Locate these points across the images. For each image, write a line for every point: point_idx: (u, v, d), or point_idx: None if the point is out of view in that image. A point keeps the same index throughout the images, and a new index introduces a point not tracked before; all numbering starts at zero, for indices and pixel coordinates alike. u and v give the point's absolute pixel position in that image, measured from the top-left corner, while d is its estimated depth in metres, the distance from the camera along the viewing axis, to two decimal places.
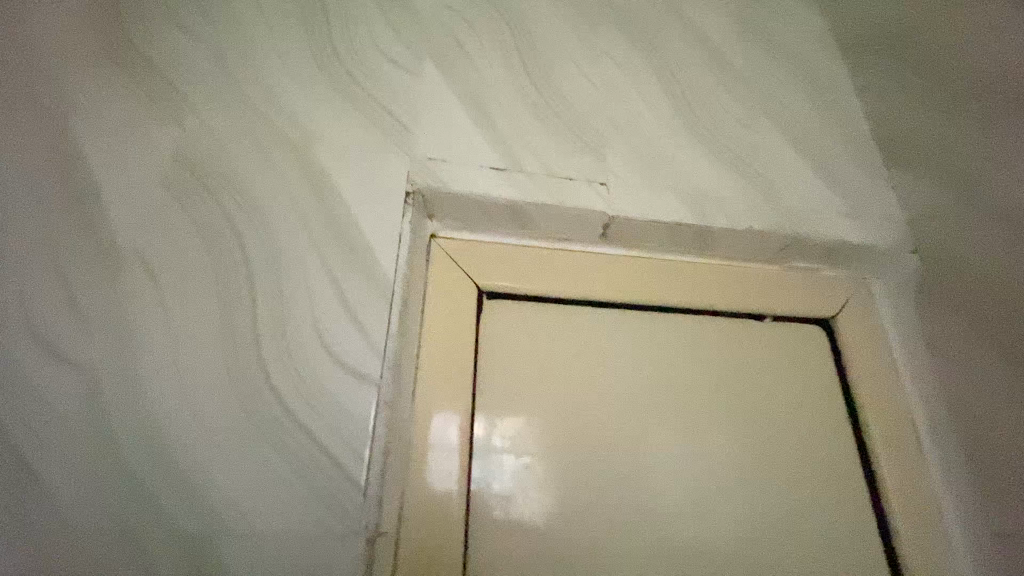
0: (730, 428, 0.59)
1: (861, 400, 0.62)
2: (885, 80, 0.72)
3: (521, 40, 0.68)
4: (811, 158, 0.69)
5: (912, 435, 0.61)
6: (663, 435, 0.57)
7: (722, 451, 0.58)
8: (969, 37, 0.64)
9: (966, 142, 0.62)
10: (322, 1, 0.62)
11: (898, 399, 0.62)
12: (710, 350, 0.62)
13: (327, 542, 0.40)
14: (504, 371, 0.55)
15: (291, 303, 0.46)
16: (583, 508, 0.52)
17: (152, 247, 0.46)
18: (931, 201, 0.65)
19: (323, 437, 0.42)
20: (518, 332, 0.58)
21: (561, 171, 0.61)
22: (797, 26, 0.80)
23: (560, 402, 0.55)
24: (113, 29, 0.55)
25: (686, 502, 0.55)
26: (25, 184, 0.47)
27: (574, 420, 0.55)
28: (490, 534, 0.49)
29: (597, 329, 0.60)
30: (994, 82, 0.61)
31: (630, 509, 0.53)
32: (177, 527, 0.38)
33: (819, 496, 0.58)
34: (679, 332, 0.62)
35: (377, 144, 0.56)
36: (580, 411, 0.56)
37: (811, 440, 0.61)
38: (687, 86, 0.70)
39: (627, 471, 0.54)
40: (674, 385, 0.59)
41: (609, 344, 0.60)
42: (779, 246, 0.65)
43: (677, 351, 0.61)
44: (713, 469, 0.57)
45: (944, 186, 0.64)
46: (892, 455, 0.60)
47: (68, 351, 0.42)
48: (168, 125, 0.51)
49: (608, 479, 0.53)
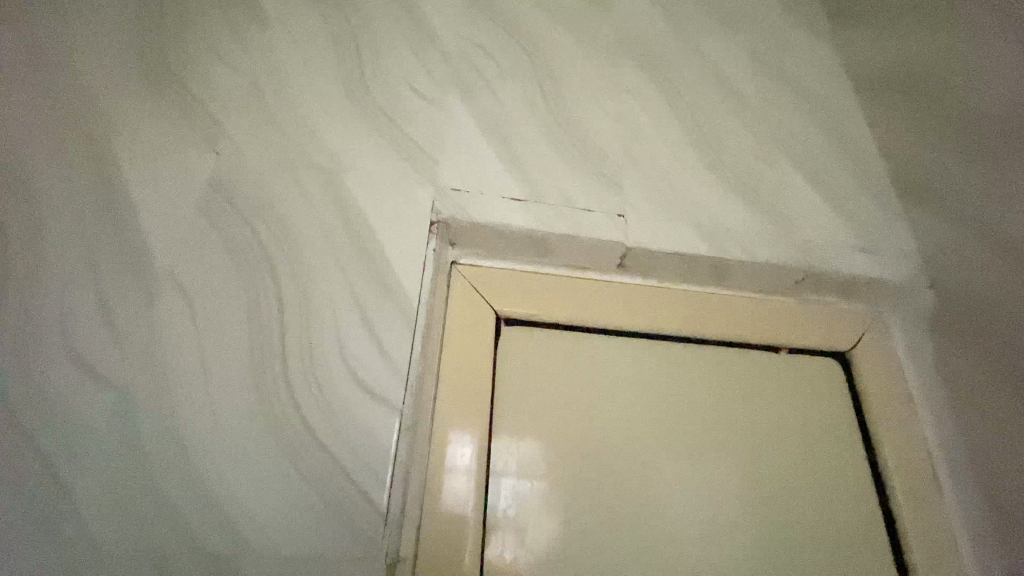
0: (741, 458, 0.60)
1: (877, 431, 0.63)
2: (901, 120, 0.75)
3: (542, 73, 0.71)
4: (823, 192, 0.72)
5: (928, 467, 0.61)
6: (675, 459, 0.58)
7: (732, 482, 0.58)
8: (986, 71, 0.64)
9: (981, 178, 0.63)
10: (355, 38, 0.67)
11: (914, 430, 0.63)
12: (724, 377, 0.63)
13: (345, 551, 0.42)
14: (521, 393, 0.58)
15: (320, 328, 0.50)
16: (593, 528, 0.53)
17: (188, 269, 0.50)
18: (947, 238, 0.67)
19: (346, 458, 0.45)
20: (535, 358, 0.60)
21: (580, 203, 0.63)
22: (812, 67, 0.83)
23: (575, 425, 0.57)
24: (160, 66, 0.59)
25: (696, 526, 0.56)
26: (71, 206, 0.51)
27: (587, 445, 0.57)
28: (501, 550, 0.51)
29: (611, 357, 0.62)
30: (1010, 117, 0.61)
31: (637, 535, 0.54)
32: (205, 542, 0.41)
33: (828, 527, 0.58)
34: (693, 361, 0.64)
35: (403, 176, 0.59)
36: (594, 434, 0.57)
37: (823, 474, 0.61)
38: (703, 120, 0.73)
39: (638, 493, 0.56)
40: (688, 411, 0.61)
41: (624, 370, 0.61)
42: (795, 278, 0.66)
43: (691, 378, 0.63)
44: (724, 495, 0.58)
45: (959, 223, 0.66)
46: (907, 487, 0.60)
47: (110, 371, 0.45)
48: (208, 158, 0.55)
49: (619, 500, 0.55)
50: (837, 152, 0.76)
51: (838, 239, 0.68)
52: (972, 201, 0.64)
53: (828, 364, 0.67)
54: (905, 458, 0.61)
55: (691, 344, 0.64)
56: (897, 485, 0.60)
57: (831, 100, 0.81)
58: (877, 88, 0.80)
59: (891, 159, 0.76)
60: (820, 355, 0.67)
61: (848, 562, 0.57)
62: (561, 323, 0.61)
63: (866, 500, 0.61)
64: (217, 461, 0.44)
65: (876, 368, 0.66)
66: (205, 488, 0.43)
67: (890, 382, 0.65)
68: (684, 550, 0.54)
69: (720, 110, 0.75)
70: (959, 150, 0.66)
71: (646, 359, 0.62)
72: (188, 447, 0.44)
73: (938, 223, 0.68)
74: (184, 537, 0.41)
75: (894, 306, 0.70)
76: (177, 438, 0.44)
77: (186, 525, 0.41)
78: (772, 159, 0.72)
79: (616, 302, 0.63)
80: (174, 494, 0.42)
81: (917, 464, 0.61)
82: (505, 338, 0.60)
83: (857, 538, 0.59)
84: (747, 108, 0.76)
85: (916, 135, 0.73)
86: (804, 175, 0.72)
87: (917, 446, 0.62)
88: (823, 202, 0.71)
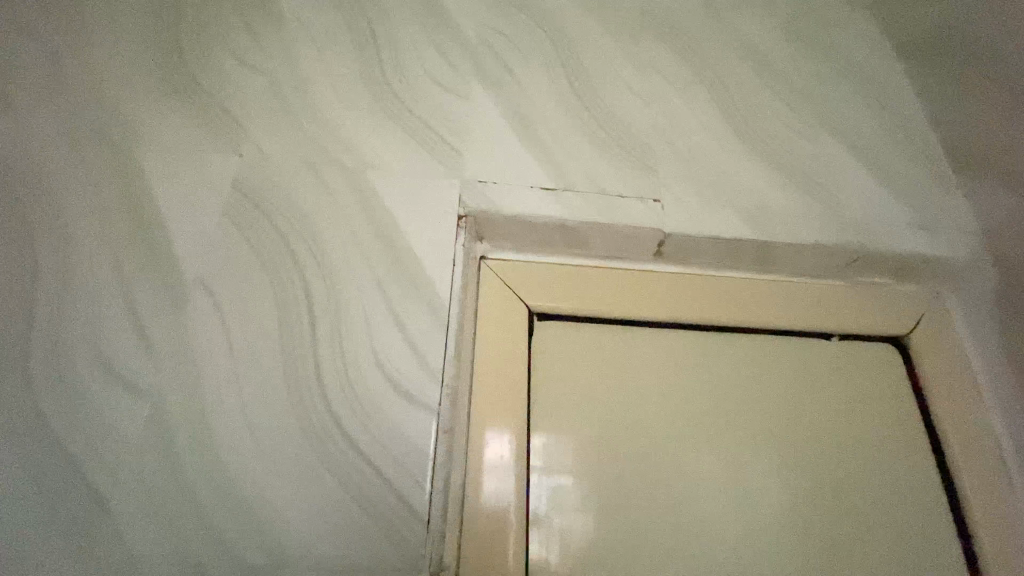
0: (793, 451, 0.56)
1: (940, 419, 0.59)
2: (952, 84, 0.70)
3: (566, 55, 0.68)
4: (870, 166, 0.67)
5: (999, 455, 0.57)
6: (723, 453, 0.55)
7: (785, 476, 0.55)
8: None
9: None
10: (373, 30, 0.65)
11: (981, 416, 0.59)
12: (772, 366, 0.60)
13: (386, 563, 0.41)
14: (558, 390, 0.55)
15: (352, 330, 0.48)
16: (639, 528, 0.51)
17: (215, 273, 0.49)
18: (1011, 211, 0.62)
19: (385, 464, 0.44)
20: (571, 353, 0.57)
21: (612, 189, 0.60)
22: (850, 34, 0.79)
23: (615, 421, 0.55)
24: (179, 69, 0.58)
25: (748, 523, 0.53)
26: (96, 214, 0.50)
27: (629, 441, 0.54)
28: (544, 554, 0.49)
29: (651, 349, 0.59)
30: None
31: (687, 534, 0.51)
32: (244, 554, 0.40)
33: (891, 523, 0.55)
34: (738, 351, 0.60)
35: (428, 170, 0.57)
36: (636, 429, 0.55)
37: (885, 466, 0.57)
38: (737, 96, 0.69)
39: (686, 490, 0.53)
40: (734, 403, 0.58)
41: (664, 361, 0.59)
42: (845, 260, 0.62)
43: (736, 367, 0.59)
44: (777, 489, 0.55)
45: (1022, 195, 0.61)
46: (977, 478, 0.56)
47: (144, 380, 0.44)
48: (231, 160, 0.54)
49: (665, 498, 0.53)
50: (883, 123, 0.71)
51: (891, 216, 0.64)
52: None
53: (884, 349, 0.63)
54: (973, 447, 0.57)
55: (735, 333, 0.61)
56: (965, 475, 0.56)
57: (872, 68, 0.76)
58: (922, 53, 0.74)
59: (942, 128, 0.71)
60: (874, 339, 0.63)
61: (915, 561, 0.54)
62: (597, 315, 0.59)
63: (932, 493, 0.57)
64: (254, 471, 0.43)
65: (937, 352, 0.62)
66: (242, 498, 0.42)
67: (952, 366, 0.61)
68: (736, 551, 0.52)
69: (755, 85, 0.71)
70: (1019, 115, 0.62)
71: (689, 350, 0.59)
72: (224, 456, 0.43)
73: (1000, 194, 0.63)
74: (224, 549, 0.40)
75: (953, 286, 0.65)
76: (213, 447, 0.43)
77: (226, 536, 0.41)
78: (815, 135, 0.68)
79: (655, 292, 0.60)
80: (212, 505, 0.41)
81: (987, 453, 0.57)
82: (539, 333, 0.58)
83: (923, 535, 0.55)
84: (783, 82, 0.72)
85: (969, 101, 0.68)
86: (849, 150, 0.68)
87: (985, 433, 0.58)
88: (871, 178, 0.66)
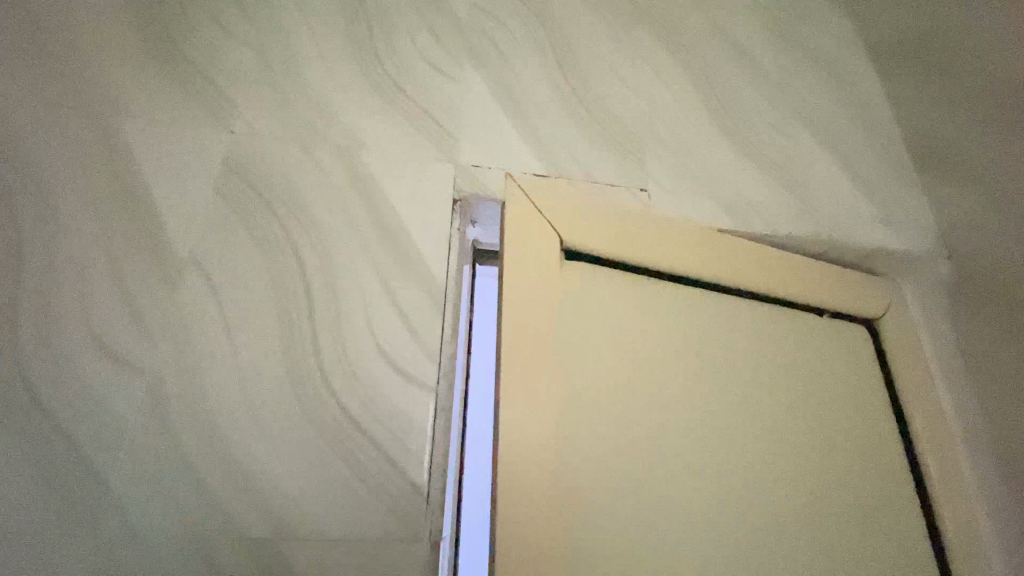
0: (785, 421, 0.57)
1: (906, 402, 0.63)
2: (917, 87, 0.74)
3: (557, 42, 0.69)
4: (842, 163, 0.71)
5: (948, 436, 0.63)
6: (728, 422, 0.54)
7: (779, 446, 0.55)
8: (997, 41, 0.64)
9: (994, 150, 0.64)
10: (364, 8, 0.64)
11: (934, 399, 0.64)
12: (770, 336, 0.60)
13: (390, 541, 0.42)
14: (577, 344, 0.51)
15: (349, 310, 0.49)
16: (652, 498, 0.48)
17: (208, 253, 0.49)
18: (963, 209, 0.67)
19: (384, 439, 0.44)
20: (590, 303, 0.53)
21: (603, 177, 0.62)
22: (826, 33, 0.82)
23: (630, 380, 0.51)
24: (164, 41, 0.57)
25: (749, 496, 0.52)
26: (81, 190, 0.49)
27: (643, 404, 0.51)
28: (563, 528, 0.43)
29: (664, 307, 0.56)
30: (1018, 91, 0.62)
31: (695, 509, 0.49)
32: (246, 528, 0.41)
33: (870, 492, 0.58)
34: (743, 317, 0.60)
35: (422, 152, 0.57)
36: (650, 392, 0.52)
37: (861, 442, 0.60)
38: (720, 90, 0.72)
39: (695, 461, 0.51)
40: (738, 368, 0.57)
41: (676, 321, 0.56)
42: (816, 251, 0.66)
43: (741, 333, 0.59)
44: (771, 461, 0.54)
45: (972, 197, 0.66)
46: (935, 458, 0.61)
47: (139, 358, 0.44)
48: (222, 137, 0.53)
49: (677, 469, 0.50)
50: (856, 123, 0.75)
51: (858, 211, 0.68)
52: (986, 174, 0.65)
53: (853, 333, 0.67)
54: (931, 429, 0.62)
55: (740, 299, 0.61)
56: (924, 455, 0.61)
57: (846, 68, 0.80)
58: (892, 57, 0.78)
59: (908, 128, 0.76)
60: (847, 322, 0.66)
61: (888, 530, 0.57)
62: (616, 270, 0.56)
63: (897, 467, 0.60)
64: (254, 447, 0.43)
65: (901, 338, 0.66)
66: (243, 474, 0.42)
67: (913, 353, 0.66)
68: (741, 525, 0.50)
69: (738, 81, 0.73)
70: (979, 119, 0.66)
71: (698, 312, 0.58)
72: (224, 433, 0.43)
73: (957, 193, 0.68)
74: (225, 524, 0.40)
75: (911, 278, 0.70)
76: (212, 425, 0.43)
77: (227, 511, 0.41)
78: (793, 132, 0.71)
79: (676, 247, 0.58)
80: (212, 481, 0.41)
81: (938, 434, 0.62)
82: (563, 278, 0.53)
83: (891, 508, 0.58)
84: (764, 79, 0.75)
85: (931, 104, 0.72)
86: (823, 147, 0.72)
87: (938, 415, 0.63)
88: (843, 174, 0.70)
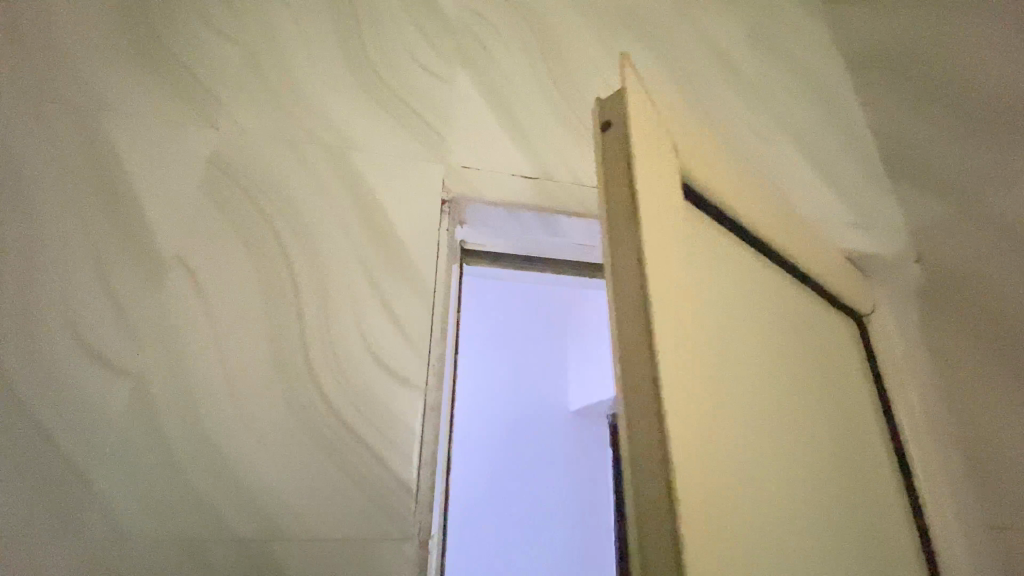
0: (814, 392, 0.54)
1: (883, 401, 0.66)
2: (891, 96, 0.77)
3: (545, 45, 0.70)
4: (819, 168, 0.74)
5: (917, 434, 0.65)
6: (783, 387, 0.49)
7: (815, 415, 0.52)
8: (969, 54, 0.67)
9: (964, 157, 0.66)
10: (352, 6, 0.64)
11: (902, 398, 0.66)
12: (789, 306, 0.58)
13: (380, 540, 0.42)
14: (696, 277, 0.40)
15: (337, 309, 0.48)
16: (759, 472, 0.39)
17: (195, 252, 0.48)
18: (932, 214, 0.70)
19: (373, 439, 0.45)
20: (691, 234, 0.44)
21: (590, 180, 0.63)
22: (806, 41, 0.84)
23: (724, 329, 0.43)
24: (148, 37, 0.56)
25: (806, 469, 0.47)
26: (61, 187, 0.48)
27: (734, 358, 0.43)
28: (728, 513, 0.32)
29: (724, 254, 0.50)
30: (989, 101, 0.64)
31: (780, 482, 0.42)
32: (234, 527, 0.40)
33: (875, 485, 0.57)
34: (771, 282, 0.57)
35: (411, 152, 0.58)
36: (737, 345, 0.44)
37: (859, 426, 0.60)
38: (703, 95, 0.74)
39: (772, 427, 0.44)
40: (777, 330, 0.53)
41: (734, 272, 0.51)
42: None
43: (771, 297, 0.56)
44: (812, 430, 0.51)
45: (941, 202, 0.69)
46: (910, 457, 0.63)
47: (124, 359, 0.43)
48: (209, 135, 0.53)
49: (764, 437, 0.42)
50: (833, 130, 0.77)
51: (834, 216, 0.71)
52: (956, 180, 0.67)
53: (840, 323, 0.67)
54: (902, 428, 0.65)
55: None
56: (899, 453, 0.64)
57: (824, 75, 0.82)
58: (868, 67, 0.81)
59: (881, 135, 0.78)
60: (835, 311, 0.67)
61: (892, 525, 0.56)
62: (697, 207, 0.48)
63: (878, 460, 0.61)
64: (243, 447, 0.43)
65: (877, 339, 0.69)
66: (231, 474, 0.42)
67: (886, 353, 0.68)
68: (807, 501, 0.45)
69: (721, 87, 0.75)
70: (946, 128, 0.69)
71: (742, 268, 0.53)
72: (212, 434, 0.43)
73: (927, 199, 0.71)
74: (214, 525, 0.40)
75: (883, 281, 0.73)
76: (199, 426, 0.43)
77: (215, 512, 0.41)
78: (773, 138, 0.74)
79: (737, 198, 0.53)
80: (200, 482, 0.41)
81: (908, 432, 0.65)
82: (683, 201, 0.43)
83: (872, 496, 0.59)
84: (746, 85, 0.76)
85: (905, 112, 0.75)
86: (801, 153, 0.74)
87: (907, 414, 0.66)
88: (820, 180, 0.73)
